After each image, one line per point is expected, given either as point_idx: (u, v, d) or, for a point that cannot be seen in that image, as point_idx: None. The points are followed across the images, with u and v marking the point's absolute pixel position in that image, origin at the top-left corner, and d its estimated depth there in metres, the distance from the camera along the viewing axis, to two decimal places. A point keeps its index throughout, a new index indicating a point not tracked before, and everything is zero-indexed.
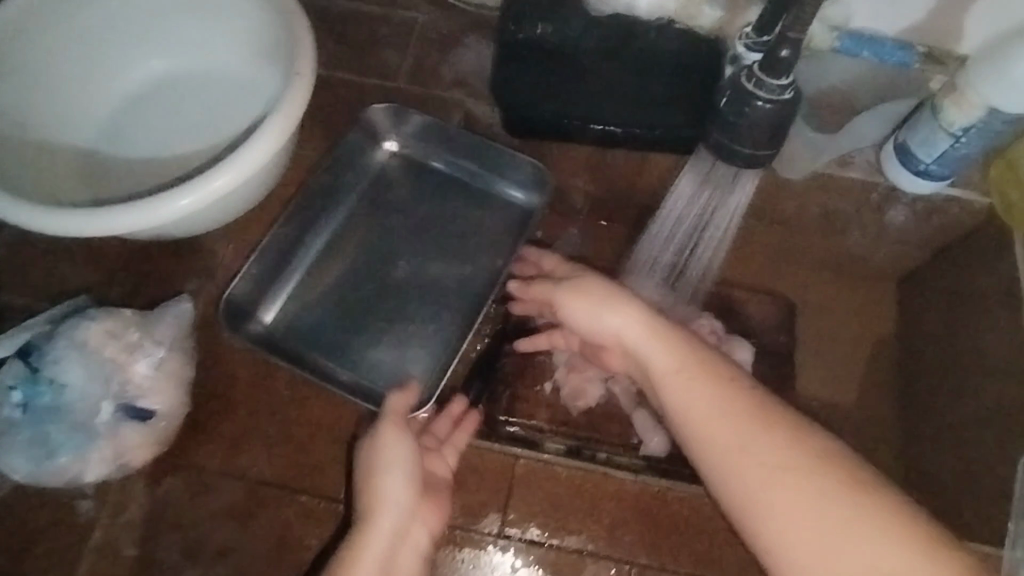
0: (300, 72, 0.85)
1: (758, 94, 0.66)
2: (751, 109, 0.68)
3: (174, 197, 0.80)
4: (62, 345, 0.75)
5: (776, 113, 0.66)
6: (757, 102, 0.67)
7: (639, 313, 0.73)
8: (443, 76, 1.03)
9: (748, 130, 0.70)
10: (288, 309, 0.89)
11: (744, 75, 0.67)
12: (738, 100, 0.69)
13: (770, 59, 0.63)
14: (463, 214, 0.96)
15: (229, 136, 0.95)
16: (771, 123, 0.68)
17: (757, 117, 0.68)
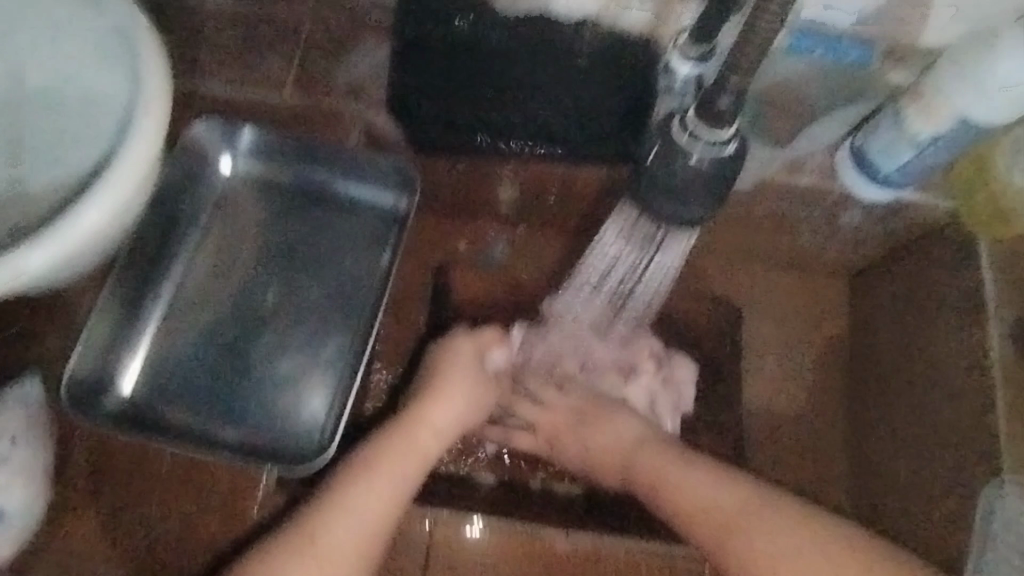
0: (149, 107, 0.72)
1: (694, 148, 0.62)
2: (685, 164, 0.63)
3: (28, 253, 0.67)
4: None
5: (713, 168, 0.63)
6: (694, 159, 0.63)
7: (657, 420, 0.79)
8: (335, 84, 0.86)
9: (686, 188, 0.65)
10: (181, 363, 0.80)
11: (679, 125, 0.64)
12: (672, 156, 0.64)
13: (709, 105, 0.61)
14: (346, 225, 0.89)
15: (82, 161, 0.80)
16: (708, 180, 0.64)
17: (692, 172, 0.64)
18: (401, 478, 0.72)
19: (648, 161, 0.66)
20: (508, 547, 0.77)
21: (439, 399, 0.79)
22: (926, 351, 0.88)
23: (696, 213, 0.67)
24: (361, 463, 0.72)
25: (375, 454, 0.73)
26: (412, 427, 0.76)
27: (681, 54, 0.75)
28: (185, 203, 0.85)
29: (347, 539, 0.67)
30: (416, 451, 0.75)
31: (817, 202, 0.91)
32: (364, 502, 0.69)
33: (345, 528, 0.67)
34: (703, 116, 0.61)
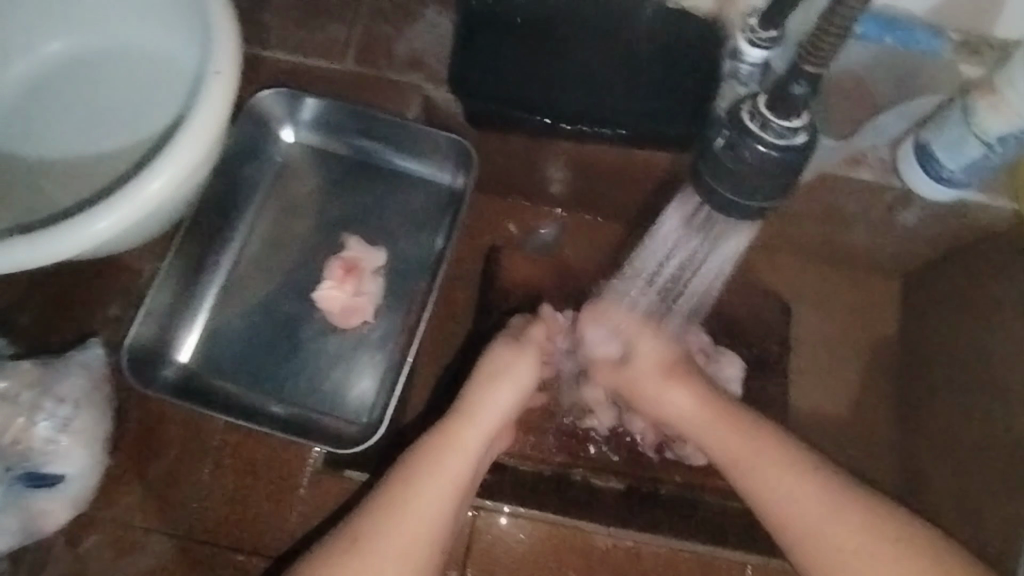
0: (220, 71, 0.71)
1: (763, 138, 0.58)
2: (750, 154, 0.59)
3: (96, 218, 0.68)
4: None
5: (781, 159, 0.59)
6: (761, 148, 0.58)
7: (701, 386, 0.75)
8: (395, 56, 0.85)
9: (748, 179, 0.61)
10: (234, 335, 0.81)
11: (747, 112, 0.59)
12: (737, 143, 0.60)
13: (781, 92, 0.56)
14: (400, 201, 0.89)
15: (148, 128, 0.81)
16: (775, 170, 0.59)
17: (757, 162, 0.59)
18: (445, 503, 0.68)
19: (713, 147, 0.62)
20: (546, 537, 0.77)
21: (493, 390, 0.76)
22: (983, 359, 0.85)
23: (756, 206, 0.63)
24: (429, 451, 0.70)
25: (440, 446, 0.71)
26: (456, 442, 0.71)
27: (748, 39, 0.74)
28: (241, 174, 0.85)
29: (433, 502, 0.68)
30: (474, 446, 0.72)
31: (880, 202, 0.88)
32: (430, 505, 0.67)
33: (427, 510, 0.67)
34: (774, 104, 0.57)
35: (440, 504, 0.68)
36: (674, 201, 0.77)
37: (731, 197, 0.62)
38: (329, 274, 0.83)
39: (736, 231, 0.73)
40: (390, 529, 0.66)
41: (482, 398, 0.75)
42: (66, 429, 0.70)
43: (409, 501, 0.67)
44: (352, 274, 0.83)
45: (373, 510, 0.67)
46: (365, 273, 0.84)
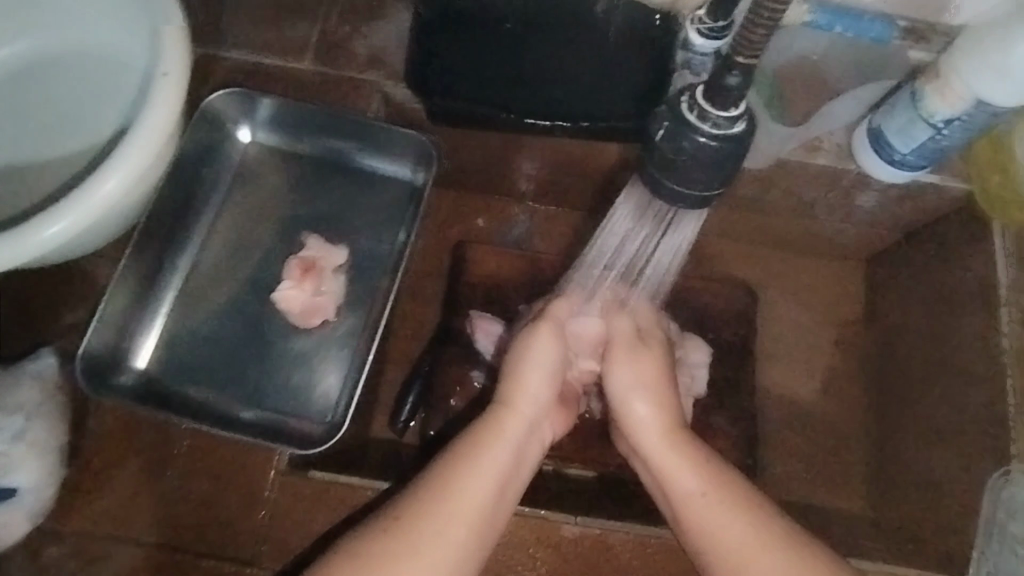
0: (168, 73, 0.70)
1: (701, 128, 0.59)
2: (690, 144, 0.59)
3: (43, 226, 0.67)
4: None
5: (722, 149, 0.59)
6: (700, 138, 0.59)
7: (667, 403, 0.69)
8: (355, 53, 0.85)
9: (689, 169, 0.61)
10: (194, 339, 0.80)
11: (685, 104, 0.60)
12: (677, 134, 0.60)
13: (717, 83, 0.57)
14: (360, 200, 0.88)
15: (100, 132, 0.80)
16: (715, 161, 0.60)
17: (697, 152, 0.60)
18: (486, 506, 0.62)
19: (654, 138, 0.62)
20: (521, 527, 0.76)
21: (524, 378, 0.70)
22: (940, 338, 0.87)
23: (699, 196, 0.63)
24: (474, 439, 0.65)
25: (485, 432, 0.66)
26: (501, 426, 0.66)
27: (696, 30, 0.79)
28: (200, 176, 0.85)
29: (478, 497, 0.62)
30: (517, 431, 0.67)
31: (839, 187, 0.90)
32: (472, 492, 0.62)
33: (477, 495, 0.61)
34: (712, 95, 0.58)
35: (488, 489, 0.62)
36: (622, 195, 0.78)
37: (673, 188, 0.63)
38: (289, 273, 0.82)
39: (685, 218, 0.75)
40: (431, 519, 0.60)
41: (516, 386, 0.69)
42: (20, 442, 0.70)
43: (450, 488, 0.61)
44: (312, 273, 0.82)
45: (415, 499, 0.61)
46: (326, 272, 0.83)
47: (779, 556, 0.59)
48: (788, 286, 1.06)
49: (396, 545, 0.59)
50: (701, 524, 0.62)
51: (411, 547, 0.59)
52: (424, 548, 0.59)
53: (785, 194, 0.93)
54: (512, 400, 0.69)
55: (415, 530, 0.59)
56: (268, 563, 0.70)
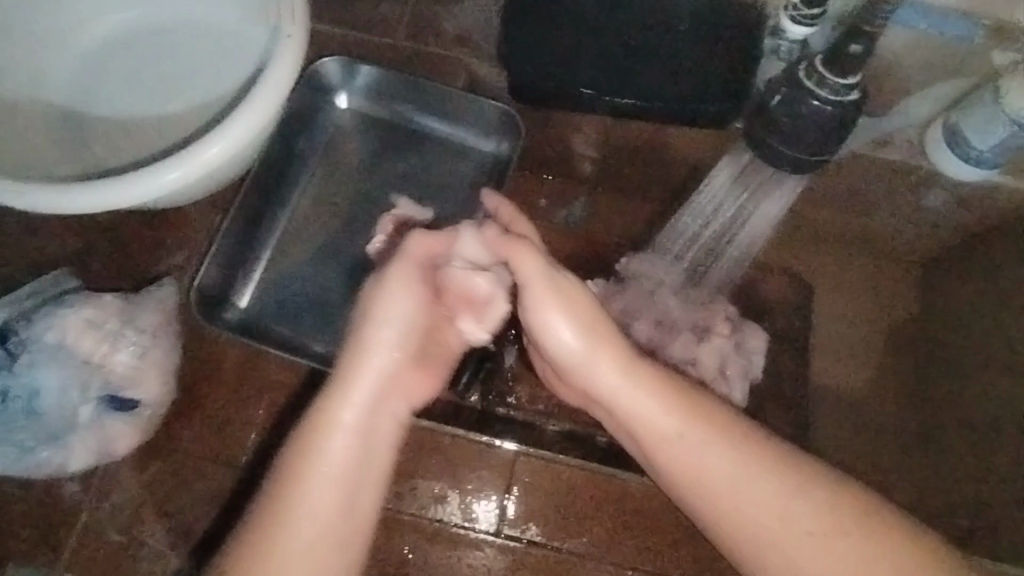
0: (292, 35, 0.76)
1: (818, 93, 0.75)
2: (806, 106, 0.75)
3: (165, 170, 0.73)
4: (47, 343, 0.74)
5: (832, 111, 0.75)
6: (814, 101, 0.75)
7: (591, 327, 0.60)
8: (443, 30, 0.92)
9: (804, 130, 0.77)
10: (276, 286, 0.83)
11: (805, 71, 0.75)
12: (795, 100, 0.76)
13: (839, 54, 0.73)
14: (440, 167, 0.90)
15: (212, 91, 0.86)
16: (824, 121, 0.76)
17: (813, 114, 0.76)
18: (345, 492, 0.52)
19: (774, 103, 0.78)
20: (586, 483, 0.82)
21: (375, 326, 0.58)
22: None
23: (807, 157, 0.79)
24: (292, 467, 0.52)
25: (304, 452, 0.52)
26: (316, 446, 0.52)
27: (790, 17, 0.80)
28: (297, 140, 0.88)
29: (329, 486, 0.51)
30: (345, 445, 0.53)
31: (905, 184, 0.94)
32: (297, 537, 0.50)
33: (302, 543, 0.50)
34: (830, 65, 0.73)
35: (338, 479, 0.52)
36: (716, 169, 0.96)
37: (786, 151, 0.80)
38: (381, 229, 0.81)
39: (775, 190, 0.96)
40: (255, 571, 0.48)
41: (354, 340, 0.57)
42: (142, 359, 0.76)
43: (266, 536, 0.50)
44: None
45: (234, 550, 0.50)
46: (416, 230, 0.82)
47: (800, 497, 0.53)
48: None
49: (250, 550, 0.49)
50: (685, 468, 0.56)
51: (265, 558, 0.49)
52: (291, 537, 0.50)
53: (850, 188, 0.95)
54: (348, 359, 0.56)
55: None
56: None
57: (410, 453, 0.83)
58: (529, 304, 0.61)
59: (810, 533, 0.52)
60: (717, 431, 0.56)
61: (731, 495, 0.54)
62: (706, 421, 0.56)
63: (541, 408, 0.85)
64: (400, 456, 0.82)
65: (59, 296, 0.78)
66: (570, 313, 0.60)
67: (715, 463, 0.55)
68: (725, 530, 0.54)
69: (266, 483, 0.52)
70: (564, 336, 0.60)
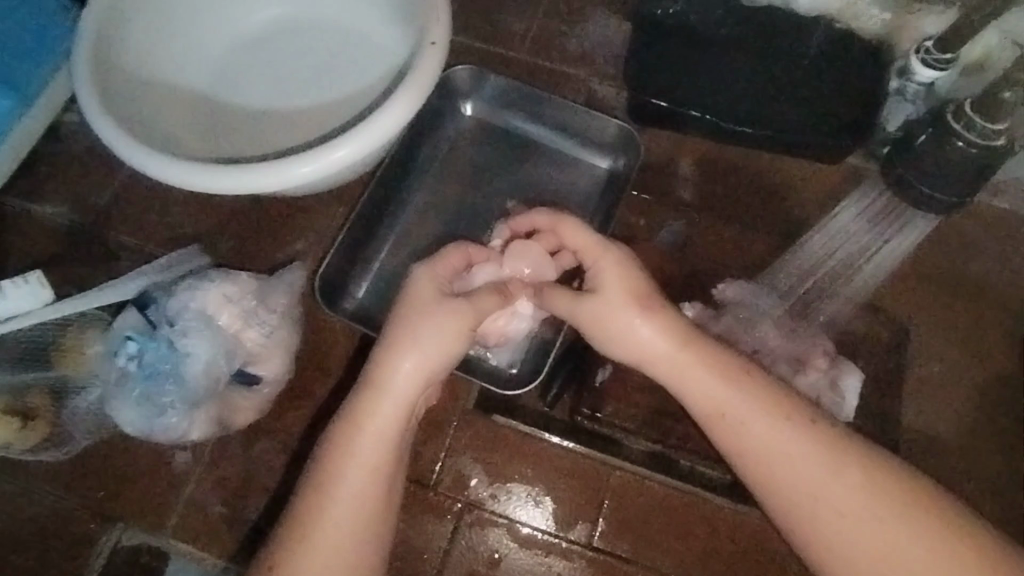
0: (435, 42, 0.80)
1: (963, 135, 0.75)
2: (952, 147, 0.76)
3: (304, 161, 0.76)
4: (188, 314, 0.76)
5: (977, 154, 0.76)
6: (960, 142, 0.76)
7: (672, 328, 0.63)
8: (567, 49, 0.96)
9: (946, 169, 0.78)
10: (390, 280, 0.85)
11: (953, 113, 0.76)
12: (940, 138, 0.77)
13: (990, 100, 0.73)
14: (554, 179, 0.92)
15: (345, 90, 0.90)
16: (968, 164, 0.77)
17: (956, 155, 0.76)
18: (377, 483, 0.58)
19: (917, 141, 0.79)
20: (678, 505, 0.82)
21: (413, 330, 0.61)
22: None
23: (947, 196, 0.80)
24: (342, 432, 0.58)
25: (352, 421, 0.58)
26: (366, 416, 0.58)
27: (921, 60, 0.81)
28: (424, 141, 0.92)
29: (365, 477, 0.57)
30: (387, 415, 0.59)
31: (1011, 233, 0.97)
32: (346, 495, 0.57)
33: (345, 501, 0.57)
34: (978, 109, 0.74)
35: (373, 472, 0.58)
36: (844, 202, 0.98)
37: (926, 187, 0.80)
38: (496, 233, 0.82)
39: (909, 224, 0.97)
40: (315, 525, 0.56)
41: (398, 343, 0.60)
42: (270, 338, 0.78)
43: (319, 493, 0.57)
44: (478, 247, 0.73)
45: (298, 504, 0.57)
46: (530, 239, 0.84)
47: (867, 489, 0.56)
48: None
49: (304, 522, 0.56)
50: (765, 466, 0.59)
51: (315, 532, 0.56)
52: (335, 518, 0.56)
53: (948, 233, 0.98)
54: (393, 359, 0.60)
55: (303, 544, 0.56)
56: (443, 489, 0.82)
57: (504, 456, 0.83)
58: (607, 300, 0.65)
59: (847, 499, 0.56)
60: (786, 432, 0.59)
61: (808, 492, 0.58)
62: (748, 388, 0.61)
63: (631, 428, 0.85)
64: (495, 458, 0.83)
65: (189, 273, 0.83)
66: (624, 289, 0.64)
67: (757, 434, 0.59)
68: (778, 505, 0.59)
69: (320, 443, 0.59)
70: (626, 315, 0.64)
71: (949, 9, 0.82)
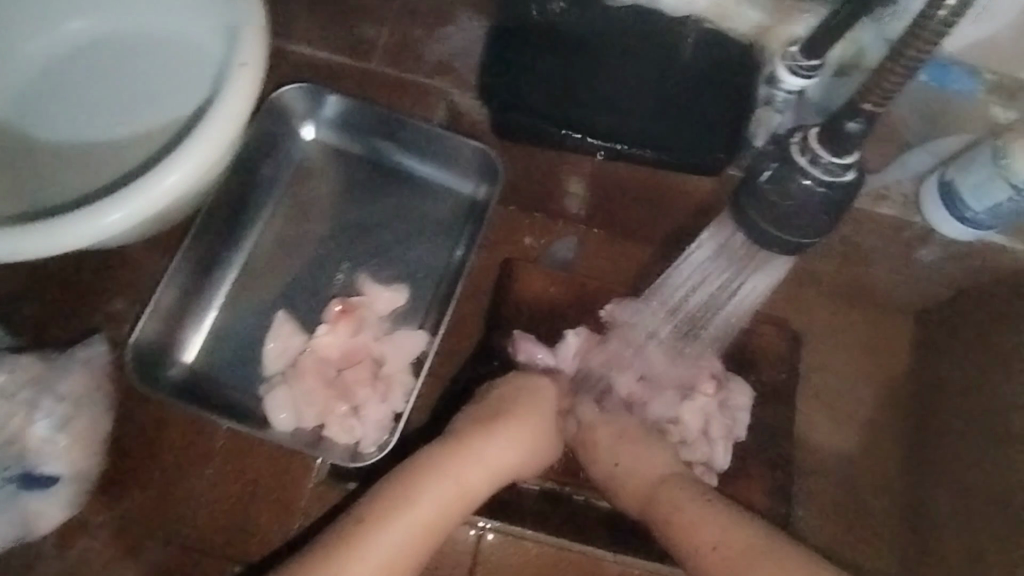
0: (246, 63, 0.68)
1: (810, 172, 0.60)
2: (797, 187, 0.61)
3: (109, 209, 0.65)
4: None
5: (827, 196, 0.60)
6: (807, 181, 0.60)
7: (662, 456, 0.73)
8: (424, 60, 0.81)
9: (793, 213, 0.62)
10: (227, 340, 0.77)
11: (797, 145, 0.61)
12: (784, 176, 0.61)
13: (836, 128, 0.58)
14: (410, 209, 0.85)
15: (155, 119, 0.78)
16: (815, 207, 0.61)
17: (804, 197, 0.61)
18: (414, 549, 0.65)
19: (759, 180, 0.63)
20: (555, 560, 0.77)
21: (513, 429, 0.73)
22: (993, 404, 0.82)
23: (797, 241, 0.65)
24: (428, 492, 0.66)
25: (442, 482, 0.67)
26: (460, 484, 0.68)
27: (788, 67, 0.73)
28: (257, 174, 0.82)
29: (403, 544, 0.64)
30: (476, 481, 0.69)
31: (900, 240, 0.86)
32: (386, 550, 0.63)
33: (382, 554, 0.63)
34: (825, 139, 0.59)
35: (423, 530, 0.65)
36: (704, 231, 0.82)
37: (776, 232, 0.64)
38: (327, 314, 0.77)
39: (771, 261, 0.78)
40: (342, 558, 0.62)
41: (498, 434, 0.72)
42: (66, 428, 0.68)
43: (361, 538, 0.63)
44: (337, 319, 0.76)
45: (359, 530, 0.64)
46: (363, 309, 0.78)
47: None
48: (839, 321, 1.00)
49: (340, 564, 0.62)
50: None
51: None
52: (355, 573, 0.62)
53: (841, 245, 0.90)
54: (494, 435, 0.72)
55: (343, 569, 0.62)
56: None
57: None
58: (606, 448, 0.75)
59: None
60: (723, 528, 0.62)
61: None
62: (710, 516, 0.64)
63: None
64: None
65: None
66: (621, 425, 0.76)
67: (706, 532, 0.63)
68: None
69: (390, 486, 0.67)
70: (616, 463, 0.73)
71: (821, 7, 0.75)
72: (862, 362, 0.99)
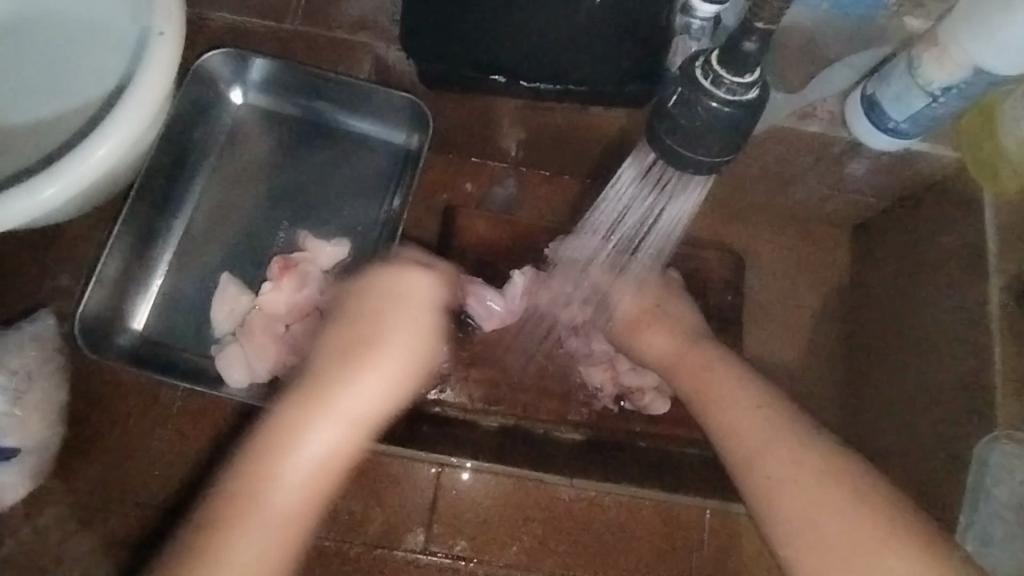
0: (163, 32, 0.67)
1: (715, 95, 0.61)
2: (703, 111, 0.62)
3: (39, 186, 0.64)
4: None
5: (732, 115, 0.62)
6: (713, 104, 0.61)
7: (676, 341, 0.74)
8: (345, 13, 0.80)
9: (702, 135, 0.63)
10: (176, 306, 0.79)
11: (701, 69, 0.62)
12: (689, 100, 0.62)
13: (733, 47, 0.59)
14: (344, 164, 0.86)
15: (77, 94, 0.78)
16: (723, 128, 0.62)
17: (710, 119, 0.62)
18: (316, 493, 0.53)
19: (667, 105, 0.64)
20: (512, 491, 0.79)
21: (383, 329, 0.59)
22: (928, 307, 0.85)
23: (711, 162, 0.65)
24: (298, 417, 0.54)
25: (317, 399, 0.55)
26: (329, 400, 0.55)
27: None
28: (190, 141, 0.83)
29: (315, 464, 0.54)
30: (355, 404, 0.56)
31: (831, 155, 0.88)
32: (289, 485, 0.53)
33: (293, 483, 0.53)
34: (726, 60, 0.60)
35: (320, 462, 0.54)
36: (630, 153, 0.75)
37: (688, 155, 0.65)
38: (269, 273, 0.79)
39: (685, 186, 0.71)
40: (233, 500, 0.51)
41: (376, 335, 0.59)
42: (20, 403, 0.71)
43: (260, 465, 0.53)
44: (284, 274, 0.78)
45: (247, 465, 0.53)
46: (305, 267, 0.79)
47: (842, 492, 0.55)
48: (780, 241, 1.03)
49: (242, 501, 0.52)
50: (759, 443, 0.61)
51: (261, 495, 0.52)
52: (273, 498, 0.52)
53: (772, 166, 0.92)
54: (371, 345, 0.58)
55: (251, 508, 0.52)
56: None
57: None
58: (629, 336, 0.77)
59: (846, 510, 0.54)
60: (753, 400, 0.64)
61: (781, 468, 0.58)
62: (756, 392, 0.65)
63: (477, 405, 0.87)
64: None
65: None
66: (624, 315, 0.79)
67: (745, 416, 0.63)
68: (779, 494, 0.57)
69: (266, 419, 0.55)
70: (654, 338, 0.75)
71: None
72: (803, 279, 1.02)
